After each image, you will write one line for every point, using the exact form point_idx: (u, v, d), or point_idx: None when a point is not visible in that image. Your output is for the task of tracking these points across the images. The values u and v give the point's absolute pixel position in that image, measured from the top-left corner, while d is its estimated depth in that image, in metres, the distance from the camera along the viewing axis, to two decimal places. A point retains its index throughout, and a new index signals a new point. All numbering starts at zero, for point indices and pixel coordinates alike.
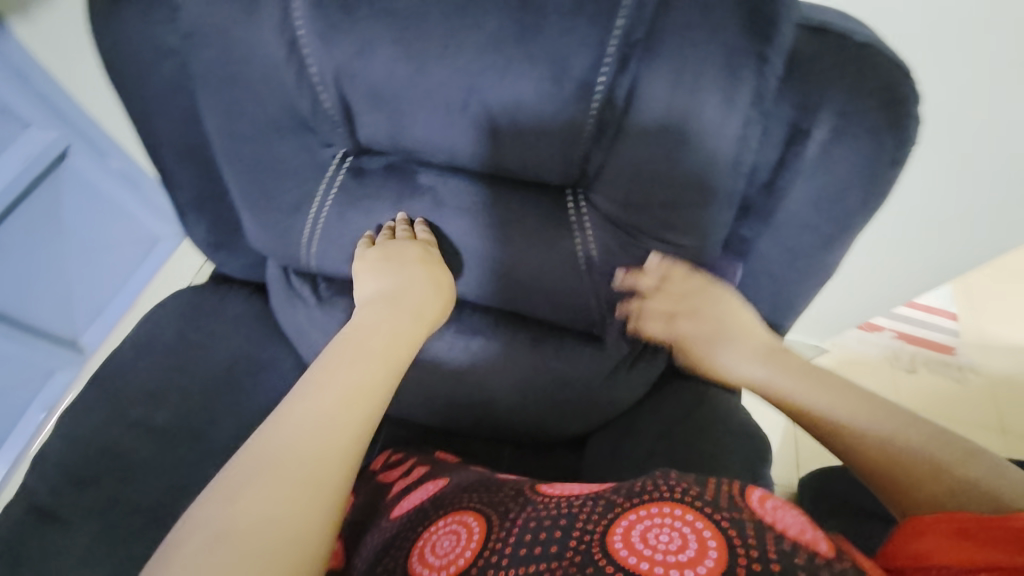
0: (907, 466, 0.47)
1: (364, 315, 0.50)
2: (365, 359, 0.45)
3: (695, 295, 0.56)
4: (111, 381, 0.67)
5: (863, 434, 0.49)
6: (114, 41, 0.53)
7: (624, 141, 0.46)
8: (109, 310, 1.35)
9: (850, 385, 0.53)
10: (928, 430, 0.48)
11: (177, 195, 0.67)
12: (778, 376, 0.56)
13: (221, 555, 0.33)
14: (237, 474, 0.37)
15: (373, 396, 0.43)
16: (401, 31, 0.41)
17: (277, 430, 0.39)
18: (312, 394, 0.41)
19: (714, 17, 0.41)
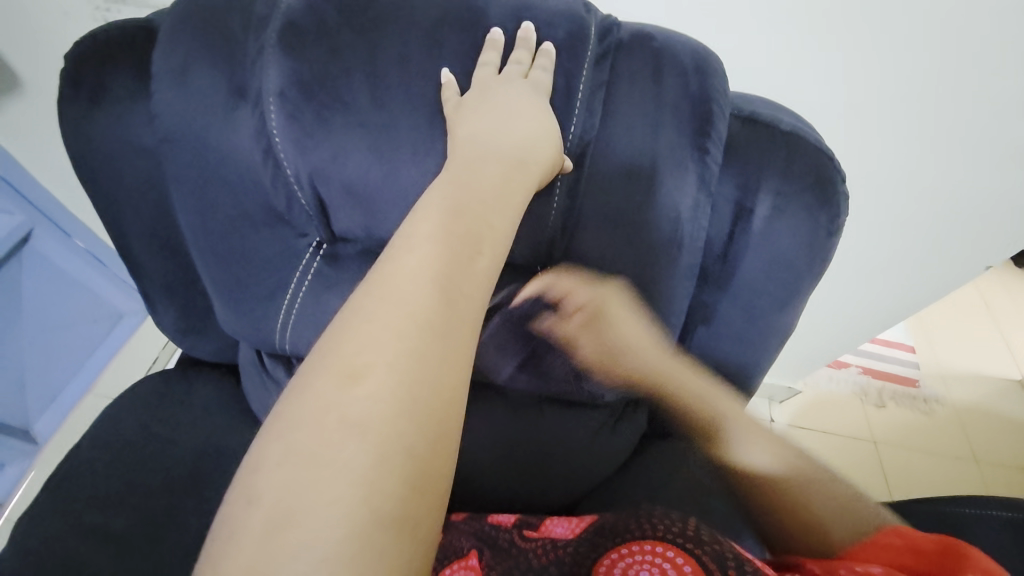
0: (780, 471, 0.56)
1: (428, 221, 0.35)
2: (421, 317, 0.31)
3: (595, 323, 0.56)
4: (67, 486, 0.63)
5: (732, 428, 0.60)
6: (89, 146, 0.55)
7: (586, 226, 0.50)
8: (62, 397, 1.28)
9: (765, 435, 0.59)
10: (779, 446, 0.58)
11: (145, 284, 0.67)
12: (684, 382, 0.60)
13: (300, 473, 0.27)
14: (319, 383, 0.29)
15: (440, 380, 0.30)
16: (374, 139, 0.44)
17: (304, 421, 0.28)
18: (350, 377, 0.29)
19: (658, 120, 0.47)
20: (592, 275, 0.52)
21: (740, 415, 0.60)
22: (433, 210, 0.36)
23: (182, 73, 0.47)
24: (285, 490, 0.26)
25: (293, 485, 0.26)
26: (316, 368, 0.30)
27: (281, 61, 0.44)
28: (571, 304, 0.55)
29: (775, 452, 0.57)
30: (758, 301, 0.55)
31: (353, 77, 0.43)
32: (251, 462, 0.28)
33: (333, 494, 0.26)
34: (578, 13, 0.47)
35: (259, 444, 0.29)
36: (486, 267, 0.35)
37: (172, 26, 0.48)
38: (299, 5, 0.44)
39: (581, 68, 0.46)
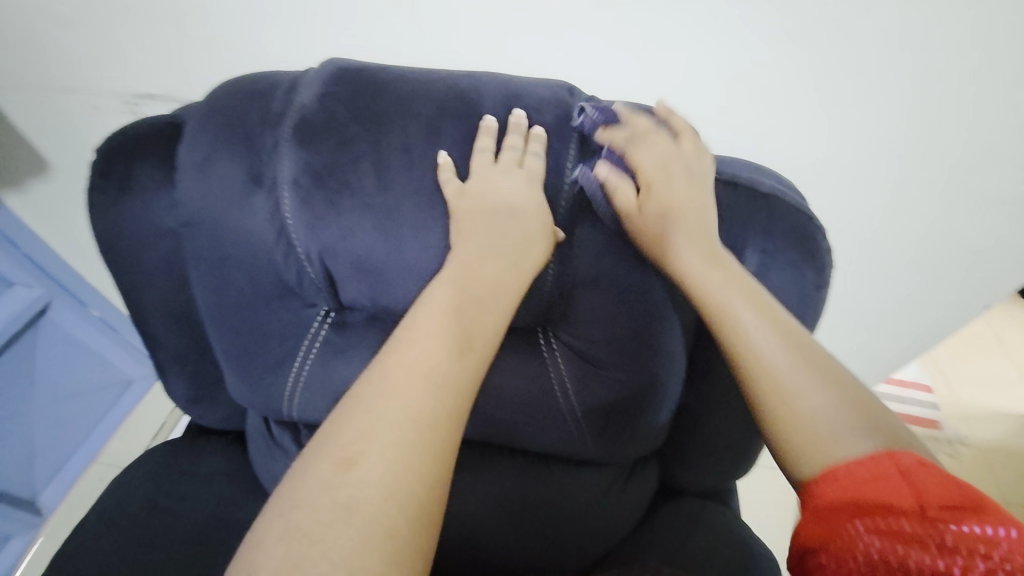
0: (810, 415, 0.43)
1: (429, 311, 0.38)
2: (413, 408, 0.33)
3: (641, 157, 0.50)
4: (70, 564, 0.62)
5: (779, 362, 0.45)
6: (115, 230, 0.59)
7: (580, 290, 0.52)
8: (68, 467, 1.27)
9: (827, 373, 0.44)
10: (836, 388, 0.44)
11: (160, 355, 0.69)
12: (725, 290, 0.46)
13: (293, 552, 0.28)
14: (315, 469, 0.31)
15: (427, 467, 0.32)
16: (380, 219, 0.47)
17: (302, 502, 0.30)
18: (345, 463, 0.31)
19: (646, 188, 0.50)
20: (660, 135, 0.51)
21: (801, 370, 0.44)
22: (434, 304, 0.39)
23: (204, 165, 0.51)
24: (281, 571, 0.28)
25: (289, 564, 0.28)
26: (315, 453, 0.32)
27: (297, 153, 0.48)
28: (632, 140, 0.50)
29: (842, 401, 0.43)
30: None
31: (361, 165, 0.47)
32: (253, 538, 0.30)
33: (321, 571, 0.28)
34: (563, 97, 0.50)
35: (260, 522, 0.30)
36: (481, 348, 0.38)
37: (198, 124, 0.53)
38: (312, 104, 0.49)
39: (568, 149, 0.49)
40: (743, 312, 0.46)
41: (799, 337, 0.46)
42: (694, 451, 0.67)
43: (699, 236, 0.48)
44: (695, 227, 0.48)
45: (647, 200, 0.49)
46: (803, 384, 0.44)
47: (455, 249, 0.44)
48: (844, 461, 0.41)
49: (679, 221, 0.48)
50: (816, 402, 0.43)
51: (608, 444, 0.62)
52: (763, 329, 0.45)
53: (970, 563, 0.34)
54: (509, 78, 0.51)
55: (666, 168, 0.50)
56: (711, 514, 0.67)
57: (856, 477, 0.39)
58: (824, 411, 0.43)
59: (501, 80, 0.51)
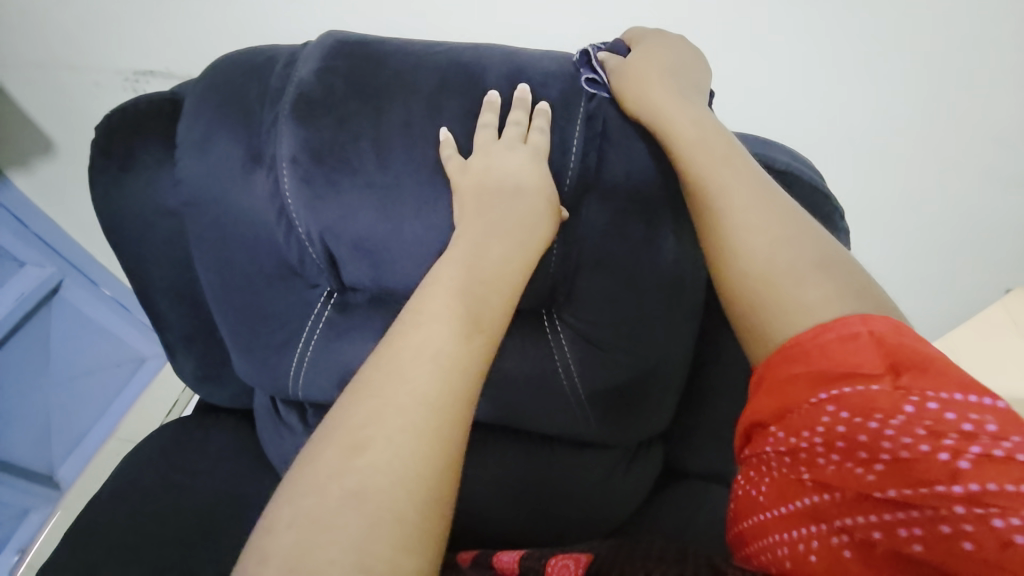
0: (767, 258, 0.40)
1: (434, 293, 0.38)
2: (420, 393, 0.33)
3: (653, 48, 0.50)
4: (87, 536, 0.64)
5: (737, 211, 0.42)
6: (118, 211, 0.59)
7: (587, 271, 0.51)
8: (85, 442, 1.31)
9: (796, 226, 0.41)
10: (804, 244, 0.40)
11: (168, 335, 0.70)
12: (699, 138, 0.45)
13: (302, 537, 0.28)
14: (324, 454, 0.31)
15: (436, 452, 0.32)
16: (381, 199, 0.46)
17: (311, 487, 0.30)
18: (353, 448, 0.31)
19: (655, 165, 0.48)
20: (668, 36, 0.53)
21: (772, 218, 0.41)
22: (439, 285, 0.38)
23: (203, 143, 0.51)
24: (291, 556, 0.28)
25: (298, 550, 0.28)
26: (322, 437, 0.32)
27: (295, 130, 0.47)
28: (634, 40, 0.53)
29: (804, 254, 0.40)
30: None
31: (361, 142, 0.46)
32: (263, 523, 0.30)
33: (332, 557, 0.27)
34: (570, 71, 0.49)
35: (270, 506, 0.30)
36: (488, 329, 0.37)
37: (196, 100, 0.52)
38: (311, 79, 0.47)
39: (575, 126, 0.48)
40: (710, 156, 0.44)
41: (776, 198, 0.43)
42: (700, 435, 0.67)
43: (676, 96, 0.47)
44: (673, 87, 0.48)
45: (632, 60, 0.49)
46: (766, 226, 0.41)
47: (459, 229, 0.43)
48: (810, 327, 0.37)
49: (660, 81, 0.47)
50: (778, 249, 0.40)
51: (614, 427, 0.62)
52: (730, 177, 0.43)
53: (959, 443, 0.31)
54: (514, 50, 0.49)
55: (669, 54, 0.50)
56: (715, 497, 0.68)
57: (817, 339, 0.36)
58: (785, 251, 0.40)
59: (506, 53, 0.49)
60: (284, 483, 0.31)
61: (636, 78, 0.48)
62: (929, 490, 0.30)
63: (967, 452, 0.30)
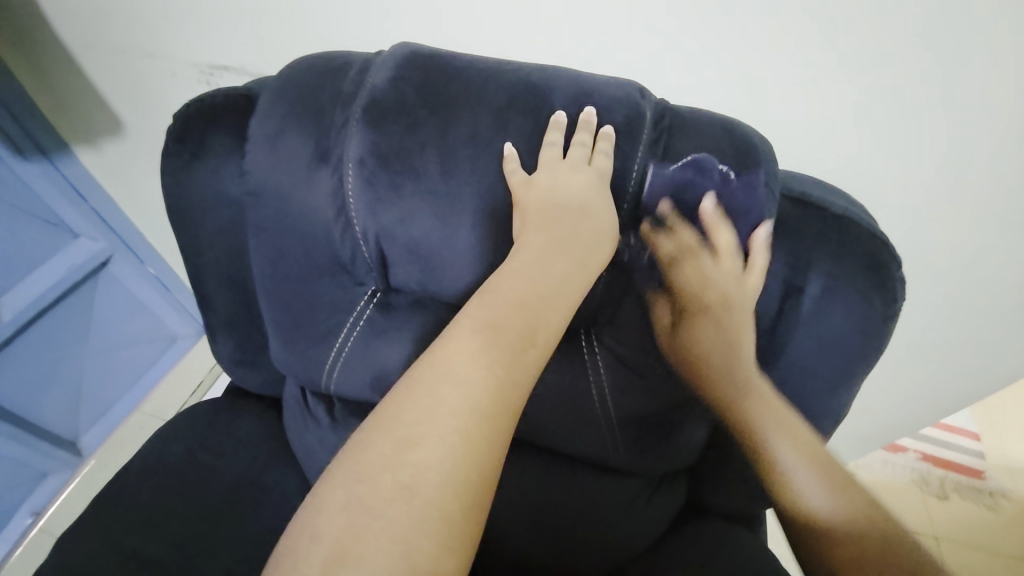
0: (807, 493, 0.51)
1: (490, 301, 0.38)
2: (474, 397, 0.33)
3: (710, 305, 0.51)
4: (114, 504, 0.66)
5: (776, 443, 0.53)
6: (185, 194, 0.62)
7: (631, 301, 0.52)
8: (110, 413, 1.36)
9: (824, 459, 0.52)
10: (826, 470, 0.51)
11: (212, 317, 0.72)
12: (728, 356, 0.52)
13: (351, 525, 0.29)
14: (376, 445, 0.32)
15: (484, 457, 0.32)
16: (439, 206, 0.47)
17: (364, 476, 0.30)
18: (407, 443, 0.31)
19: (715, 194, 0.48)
20: (715, 224, 0.49)
21: (798, 458, 0.53)
22: (496, 295, 0.39)
23: (274, 139, 0.53)
24: (338, 541, 0.28)
25: (346, 534, 0.29)
26: (375, 429, 0.33)
27: (364, 133, 0.48)
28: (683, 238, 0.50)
29: (833, 486, 0.51)
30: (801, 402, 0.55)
31: (426, 150, 0.47)
32: (315, 502, 0.31)
33: (379, 548, 0.28)
34: (634, 98, 0.49)
35: (321, 487, 0.31)
36: (540, 344, 0.37)
37: (273, 97, 0.54)
38: (384, 87, 0.49)
39: (635, 150, 0.48)
40: (761, 412, 0.54)
41: (800, 433, 0.54)
42: (726, 474, 0.65)
43: (736, 353, 0.52)
44: (730, 316, 0.51)
45: (681, 320, 0.52)
46: (799, 469, 0.52)
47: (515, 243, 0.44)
48: (834, 532, 0.49)
49: (715, 319, 0.51)
50: (815, 492, 0.51)
51: (640, 455, 0.61)
52: (779, 435, 0.54)
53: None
54: (581, 74, 0.50)
55: (722, 273, 0.50)
56: (736, 542, 0.64)
57: (850, 553, 0.47)
58: (819, 500, 0.50)
59: (573, 76, 0.50)
60: (335, 467, 0.32)
61: (690, 322, 0.51)
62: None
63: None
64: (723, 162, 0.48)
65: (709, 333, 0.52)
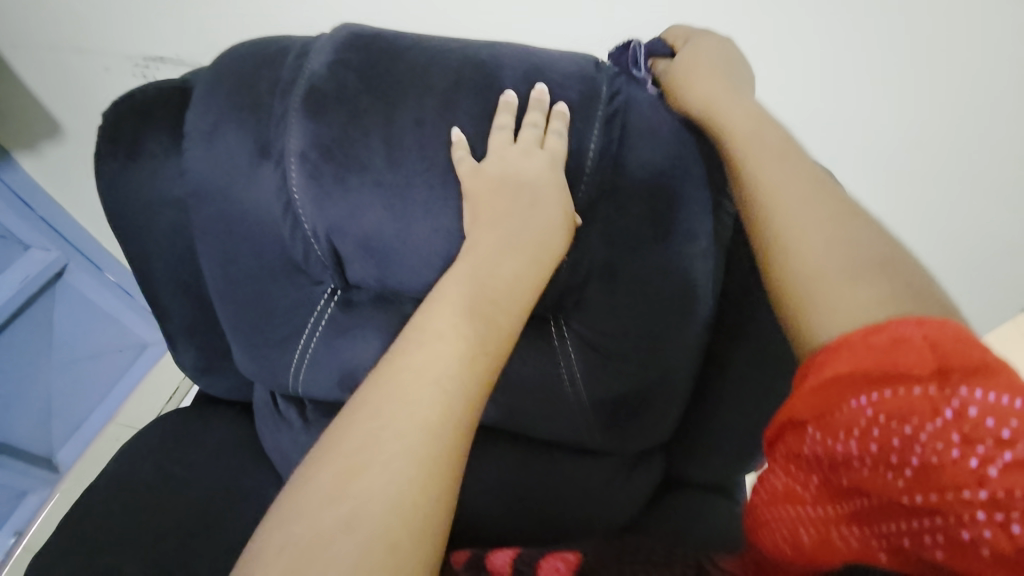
0: (824, 257, 0.39)
1: (436, 311, 0.37)
2: (420, 415, 0.32)
3: (698, 57, 0.52)
4: (85, 525, 0.64)
5: (787, 199, 0.43)
6: (123, 198, 0.58)
7: (595, 282, 0.50)
8: (85, 426, 1.31)
9: (852, 225, 0.41)
10: (852, 236, 0.40)
11: (169, 325, 0.69)
12: (745, 132, 0.46)
13: (291, 565, 0.28)
14: (320, 475, 0.31)
15: (434, 479, 0.31)
16: (389, 197, 0.45)
17: (306, 510, 0.29)
18: (348, 473, 0.30)
19: (675, 169, 0.46)
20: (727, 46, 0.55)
21: (819, 220, 0.41)
22: (446, 300, 0.37)
23: (211, 133, 0.50)
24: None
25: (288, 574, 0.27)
26: (318, 458, 0.32)
27: (304, 125, 0.46)
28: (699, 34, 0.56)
29: (860, 256, 0.39)
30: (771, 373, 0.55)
31: (372, 140, 0.45)
32: (250, 548, 0.29)
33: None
34: (588, 72, 0.47)
35: (257, 532, 0.30)
36: (493, 348, 0.37)
37: (206, 89, 0.51)
38: (323, 72, 0.46)
39: (592, 129, 0.46)
40: (765, 154, 0.45)
41: (828, 193, 0.43)
42: (703, 447, 0.66)
43: (730, 101, 0.48)
44: (726, 77, 0.50)
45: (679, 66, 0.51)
46: (819, 231, 0.41)
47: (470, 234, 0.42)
48: (863, 325, 0.36)
49: (710, 76, 0.49)
50: (837, 263, 0.39)
51: (616, 438, 0.61)
52: (794, 188, 0.43)
53: (992, 450, 0.30)
54: (532, 49, 0.48)
55: (722, 54, 0.52)
56: (715, 511, 0.66)
57: (866, 346, 0.34)
58: (828, 254, 0.40)
59: (523, 51, 0.47)
60: (280, 501, 0.31)
61: (687, 73, 0.51)
62: (954, 497, 0.30)
63: (999, 459, 0.30)
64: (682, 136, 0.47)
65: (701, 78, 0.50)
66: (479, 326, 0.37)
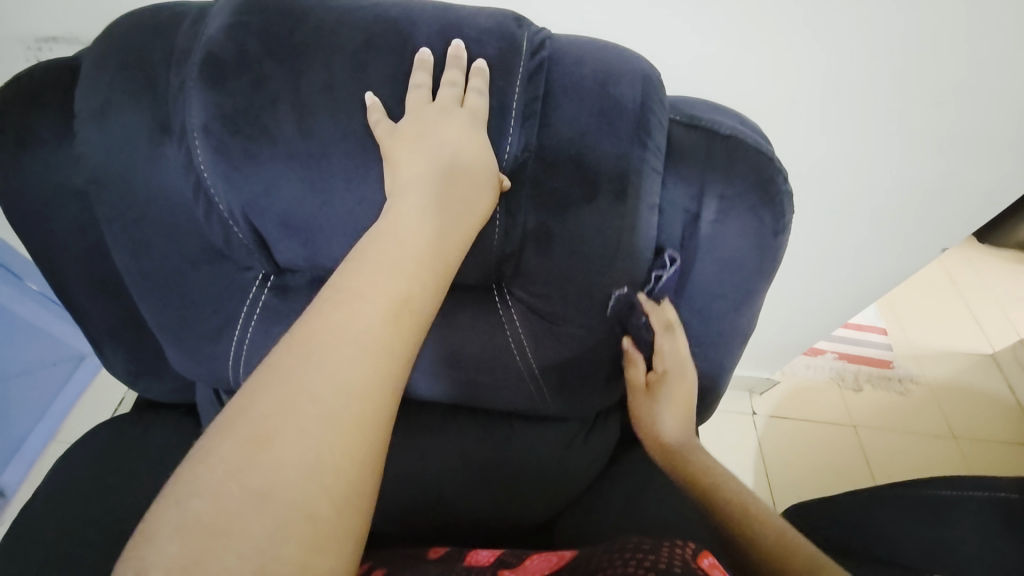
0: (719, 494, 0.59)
1: (355, 275, 0.36)
2: (340, 381, 0.31)
3: (663, 390, 0.60)
4: (21, 546, 0.60)
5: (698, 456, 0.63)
6: (16, 193, 0.53)
7: (531, 246, 0.49)
8: (26, 446, 1.21)
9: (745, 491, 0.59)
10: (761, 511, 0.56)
11: (92, 328, 0.64)
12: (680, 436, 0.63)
13: (194, 541, 0.27)
14: (225, 448, 0.29)
15: (356, 443, 0.30)
16: (305, 169, 0.43)
17: (209, 485, 0.28)
18: (257, 443, 0.29)
19: (602, 126, 0.46)
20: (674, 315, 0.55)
21: (709, 469, 0.62)
22: (368, 262, 0.36)
23: (102, 113, 0.45)
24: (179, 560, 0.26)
25: (189, 552, 0.26)
26: (224, 429, 0.30)
27: (204, 96, 0.42)
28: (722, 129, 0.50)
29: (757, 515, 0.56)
30: (709, 325, 0.57)
31: (280, 109, 0.42)
32: (145, 530, 0.28)
33: (228, 563, 0.26)
34: (508, 28, 0.46)
35: (154, 511, 0.28)
36: (420, 312, 0.36)
37: (94, 64, 0.46)
38: (220, 38, 0.43)
39: (513, 88, 0.45)
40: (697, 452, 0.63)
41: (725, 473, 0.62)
42: None
43: (685, 421, 0.62)
44: (679, 405, 0.61)
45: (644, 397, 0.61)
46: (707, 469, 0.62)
47: (392, 202, 0.40)
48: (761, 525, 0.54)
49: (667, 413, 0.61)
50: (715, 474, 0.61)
51: (568, 401, 0.62)
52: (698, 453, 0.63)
53: None
54: (447, 6, 0.46)
55: (678, 368, 0.58)
56: None
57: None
58: (738, 496, 0.58)
59: (437, 8, 0.45)
60: (180, 475, 0.29)
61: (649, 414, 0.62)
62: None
63: None
64: (605, 92, 0.46)
65: (661, 406, 0.61)
66: (401, 291, 0.35)
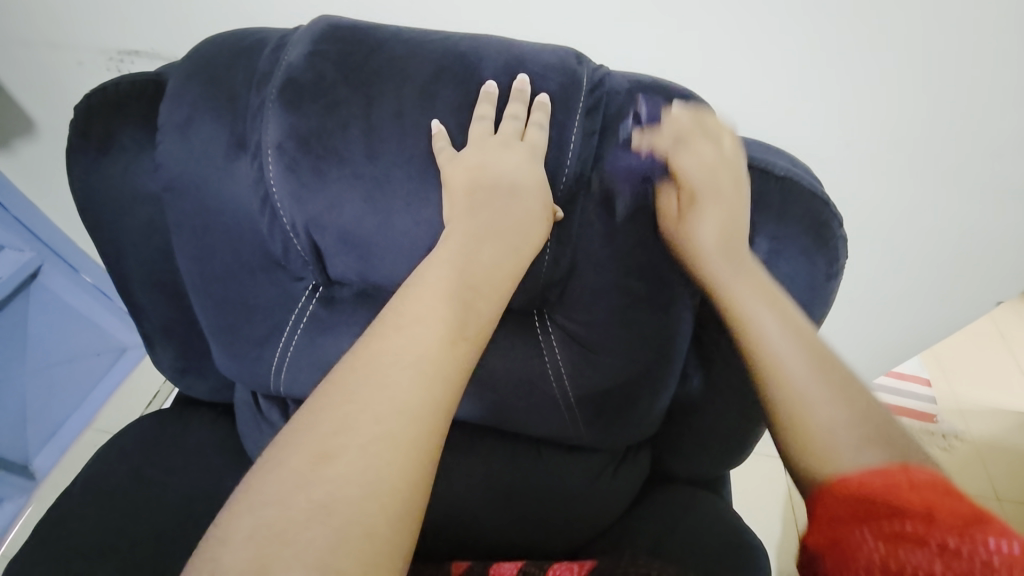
0: (824, 417, 0.41)
1: (413, 298, 0.37)
2: (399, 401, 0.32)
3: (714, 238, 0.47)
4: (59, 532, 0.62)
5: (804, 391, 0.43)
6: (95, 195, 0.57)
7: (578, 275, 0.50)
8: (62, 431, 1.26)
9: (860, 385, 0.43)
10: (867, 412, 0.41)
11: (146, 325, 0.67)
12: (781, 339, 0.45)
13: (266, 549, 0.27)
14: (292, 460, 0.30)
15: (411, 464, 0.31)
16: (368, 189, 0.44)
17: (278, 496, 0.29)
18: (322, 457, 0.30)
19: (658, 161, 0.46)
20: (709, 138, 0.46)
21: (821, 389, 0.42)
22: (426, 285, 0.37)
23: (185, 126, 0.48)
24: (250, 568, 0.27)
25: (259, 562, 0.27)
26: (291, 442, 0.31)
27: (281, 116, 0.45)
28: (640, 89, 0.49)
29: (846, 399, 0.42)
30: None
31: (350, 131, 0.44)
32: (218, 536, 0.28)
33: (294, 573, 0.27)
34: (569, 64, 0.47)
35: (225, 518, 0.29)
36: (474, 336, 0.36)
37: (180, 81, 0.49)
38: (300, 63, 0.45)
39: (572, 121, 0.46)
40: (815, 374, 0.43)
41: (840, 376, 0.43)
42: (688, 442, 0.66)
43: (798, 338, 0.44)
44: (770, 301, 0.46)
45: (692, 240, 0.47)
46: (801, 377, 0.43)
47: (449, 228, 0.42)
48: (852, 461, 0.39)
49: (733, 253, 0.47)
50: (824, 410, 0.42)
51: (604, 432, 0.61)
52: (819, 387, 0.42)
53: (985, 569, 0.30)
54: (512, 41, 0.48)
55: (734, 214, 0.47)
56: (701, 506, 0.66)
57: (863, 481, 0.37)
58: (854, 424, 0.40)
59: (503, 43, 0.47)
60: (249, 485, 0.30)
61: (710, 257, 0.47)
62: None
63: None
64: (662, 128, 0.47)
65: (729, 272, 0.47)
66: (457, 316, 0.36)
